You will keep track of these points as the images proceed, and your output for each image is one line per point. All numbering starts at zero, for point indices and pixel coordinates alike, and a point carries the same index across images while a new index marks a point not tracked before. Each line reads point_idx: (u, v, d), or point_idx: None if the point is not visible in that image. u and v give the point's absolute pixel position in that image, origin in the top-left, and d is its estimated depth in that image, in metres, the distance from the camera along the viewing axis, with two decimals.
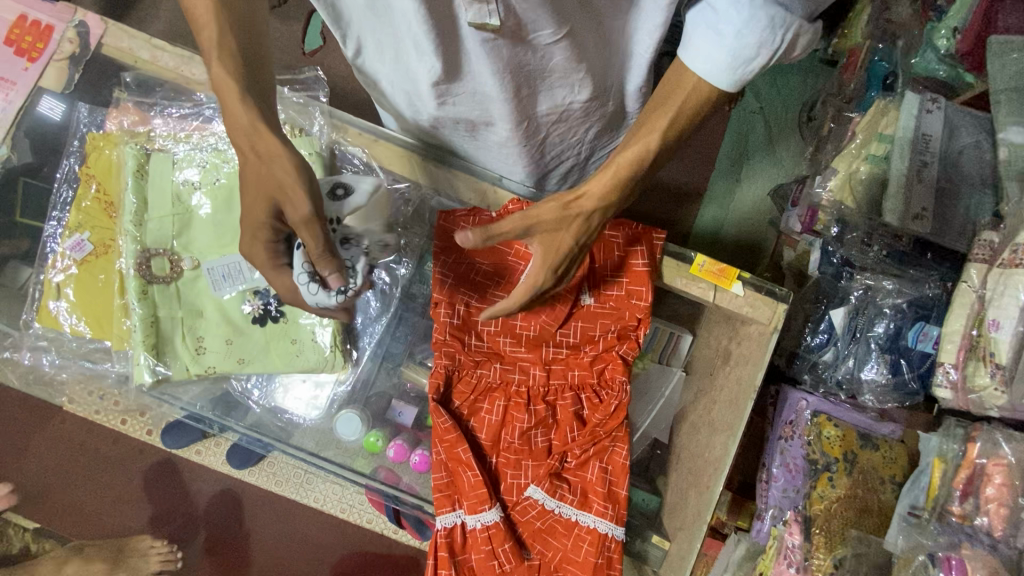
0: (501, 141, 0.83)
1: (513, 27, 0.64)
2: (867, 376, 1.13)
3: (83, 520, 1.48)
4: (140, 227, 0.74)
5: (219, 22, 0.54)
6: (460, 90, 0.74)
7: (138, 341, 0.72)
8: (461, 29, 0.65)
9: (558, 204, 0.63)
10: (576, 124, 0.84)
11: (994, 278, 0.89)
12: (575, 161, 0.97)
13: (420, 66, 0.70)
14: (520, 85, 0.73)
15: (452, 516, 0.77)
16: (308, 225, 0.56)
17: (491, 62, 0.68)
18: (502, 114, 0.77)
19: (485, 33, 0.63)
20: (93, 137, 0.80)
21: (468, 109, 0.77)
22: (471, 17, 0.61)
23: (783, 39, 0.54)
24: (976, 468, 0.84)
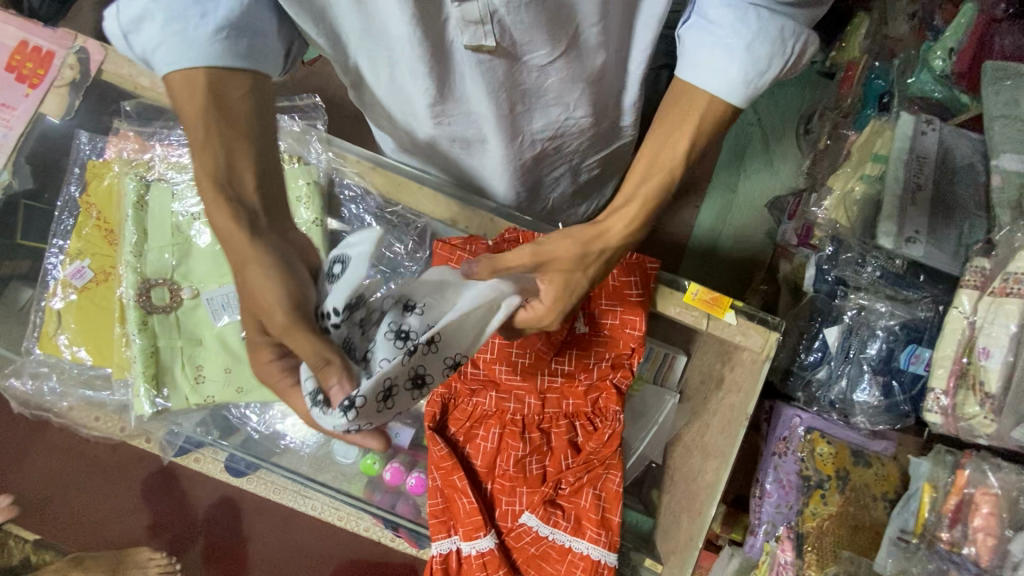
0: (500, 157, 0.87)
1: (507, 49, 0.68)
2: (859, 398, 1.14)
3: (84, 528, 1.49)
4: (140, 258, 0.75)
5: (202, 110, 0.51)
6: (457, 110, 0.78)
7: (138, 372, 0.73)
8: (457, 52, 0.69)
9: (576, 242, 0.60)
10: (571, 138, 0.88)
11: (985, 305, 0.90)
12: (569, 170, 1.01)
13: (418, 90, 0.74)
14: (514, 102, 0.77)
15: (447, 542, 0.79)
16: (295, 330, 0.47)
17: (487, 82, 0.72)
18: (497, 134, 0.81)
19: (481, 54, 0.67)
20: (93, 164, 0.81)
21: (465, 129, 0.82)
22: (467, 39, 0.65)
23: (792, 49, 0.55)
24: (964, 495, 0.86)
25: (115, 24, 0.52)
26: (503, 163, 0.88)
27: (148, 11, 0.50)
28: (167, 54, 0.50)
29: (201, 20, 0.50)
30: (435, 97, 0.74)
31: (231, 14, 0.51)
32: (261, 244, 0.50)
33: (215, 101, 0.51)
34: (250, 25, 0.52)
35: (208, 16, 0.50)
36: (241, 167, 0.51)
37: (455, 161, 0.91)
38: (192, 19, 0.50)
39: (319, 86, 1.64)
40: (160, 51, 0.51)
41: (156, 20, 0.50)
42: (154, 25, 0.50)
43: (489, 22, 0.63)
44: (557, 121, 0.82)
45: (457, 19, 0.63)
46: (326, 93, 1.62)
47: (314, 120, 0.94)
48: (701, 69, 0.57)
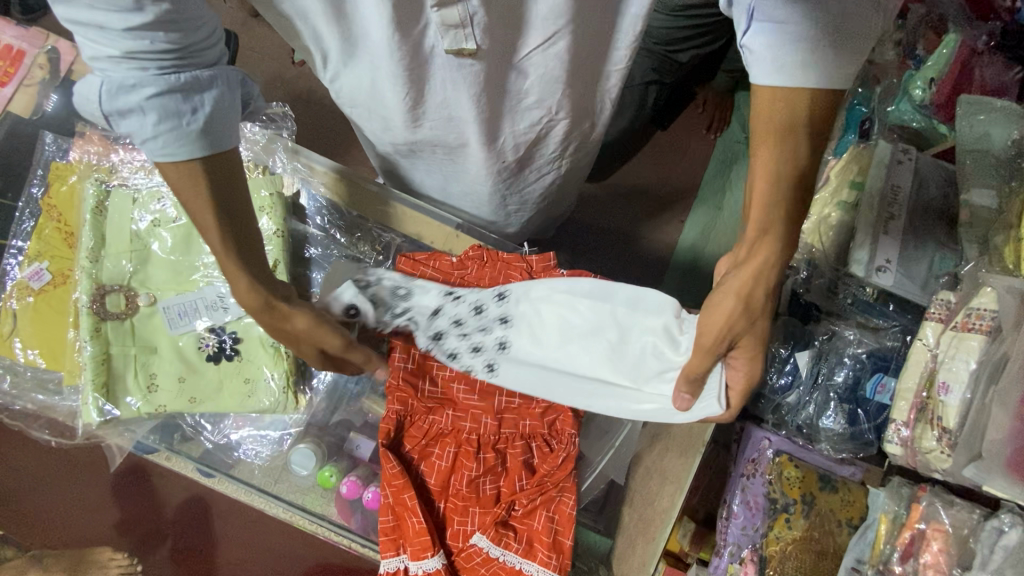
0: (479, 161, 0.86)
1: (487, 51, 0.67)
2: (824, 424, 1.12)
3: (50, 523, 1.47)
4: (96, 264, 0.75)
5: (213, 213, 0.61)
6: (436, 113, 0.77)
7: (88, 380, 0.72)
8: (436, 57, 0.68)
9: (740, 305, 0.62)
10: (551, 142, 0.87)
11: (947, 339, 0.90)
12: (556, 176, 0.99)
13: (395, 95, 0.73)
14: (496, 104, 0.76)
15: (395, 560, 0.78)
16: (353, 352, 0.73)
17: (468, 86, 0.71)
18: (477, 138, 0.80)
19: (462, 58, 0.67)
20: (56, 166, 0.80)
21: (445, 133, 0.81)
22: (448, 43, 0.65)
23: (838, 47, 0.56)
24: (917, 531, 0.89)
25: (94, 107, 0.55)
26: (485, 167, 0.88)
27: (140, 108, 0.54)
28: (161, 146, 0.57)
29: (193, 117, 0.56)
30: (412, 101, 0.74)
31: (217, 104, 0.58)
32: (296, 308, 0.68)
33: (217, 198, 0.61)
34: (227, 105, 0.59)
35: (199, 112, 0.57)
36: (253, 247, 0.65)
37: (436, 163, 0.90)
38: (184, 113, 0.56)
39: (308, 87, 1.63)
40: (153, 142, 0.56)
41: (148, 117, 0.55)
42: (144, 118, 0.55)
43: (469, 25, 0.63)
44: (540, 125, 0.82)
45: (436, 24, 0.63)
46: (314, 93, 1.62)
47: (281, 129, 0.94)
48: (788, 79, 0.57)
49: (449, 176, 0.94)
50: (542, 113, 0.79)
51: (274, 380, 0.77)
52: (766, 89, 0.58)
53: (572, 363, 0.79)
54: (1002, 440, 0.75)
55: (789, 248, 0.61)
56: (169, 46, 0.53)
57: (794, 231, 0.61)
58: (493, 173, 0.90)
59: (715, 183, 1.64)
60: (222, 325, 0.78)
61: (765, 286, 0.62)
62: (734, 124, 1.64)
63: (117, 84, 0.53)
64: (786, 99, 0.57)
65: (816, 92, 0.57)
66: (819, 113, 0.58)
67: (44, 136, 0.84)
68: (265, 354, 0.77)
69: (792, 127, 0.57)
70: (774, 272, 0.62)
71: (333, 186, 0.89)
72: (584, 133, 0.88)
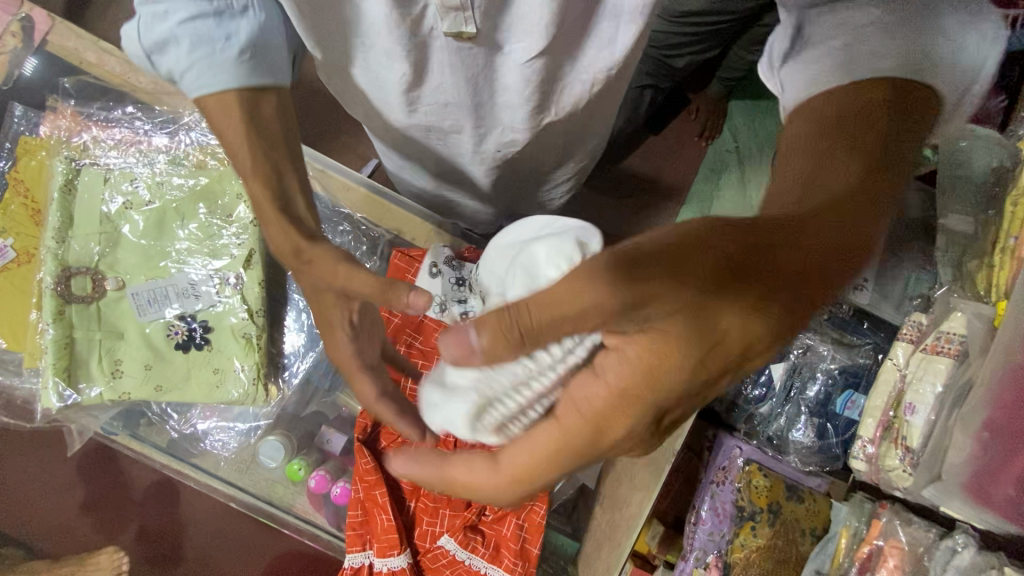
0: (472, 146, 0.85)
1: (486, 34, 0.65)
2: (794, 437, 1.13)
3: (15, 501, 1.44)
4: (62, 245, 0.72)
5: (244, 142, 0.50)
6: (432, 98, 0.75)
7: (49, 364, 0.70)
8: (436, 41, 0.66)
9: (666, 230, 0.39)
10: (548, 134, 0.86)
11: (917, 360, 0.92)
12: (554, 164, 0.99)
13: (392, 78, 0.71)
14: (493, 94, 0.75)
15: (361, 555, 0.78)
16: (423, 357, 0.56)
17: (463, 69, 0.69)
18: (473, 123, 0.79)
19: (460, 42, 0.65)
20: (24, 141, 0.77)
21: (442, 119, 0.79)
22: (447, 26, 0.62)
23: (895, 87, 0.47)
24: (876, 546, 0.91)
25: (134, 48, 0.50)
26: (476, 153, 0.86)
27: (173, 34, 0.48)
28: (197, 76, 0.49)
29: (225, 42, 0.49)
30: (409, 86, 0.72)
31: (254, 33, 0.50)
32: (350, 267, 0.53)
33: (257, 131, 0.50)
34: (271, 34, 0.52)
35: (232, 40, 0.49)
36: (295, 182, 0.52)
37: (428, 146, 0.87)
38: (218, 40, 0.48)
39: None
40: (189, 74, 0.49)
41: (181, 46, 0.48)
42: (179, 50, 0.49)
43: (469, 9, 0.60)
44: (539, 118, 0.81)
45: (436, 6, 0.60)
46: (304, 76, 1.59)
47: None
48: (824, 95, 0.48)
49: (444, 162, 0.93)
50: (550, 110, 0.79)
51: (244, 371, 0.76)
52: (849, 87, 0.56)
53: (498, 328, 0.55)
54: (961, 463, 0.77)
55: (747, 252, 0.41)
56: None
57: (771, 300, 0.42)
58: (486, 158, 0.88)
59: (703, 189, 1.66)
60: (193, 313, 0.76)
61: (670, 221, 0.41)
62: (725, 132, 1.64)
63: (153, 12, 0.48)
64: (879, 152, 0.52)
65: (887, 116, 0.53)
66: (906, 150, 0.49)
67: (14, 108, 0.80)
68: (236, 345, 0.75)
69: (837, 126, 0.45)
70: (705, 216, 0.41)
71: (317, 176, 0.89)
72: (583, 120, 0.86)
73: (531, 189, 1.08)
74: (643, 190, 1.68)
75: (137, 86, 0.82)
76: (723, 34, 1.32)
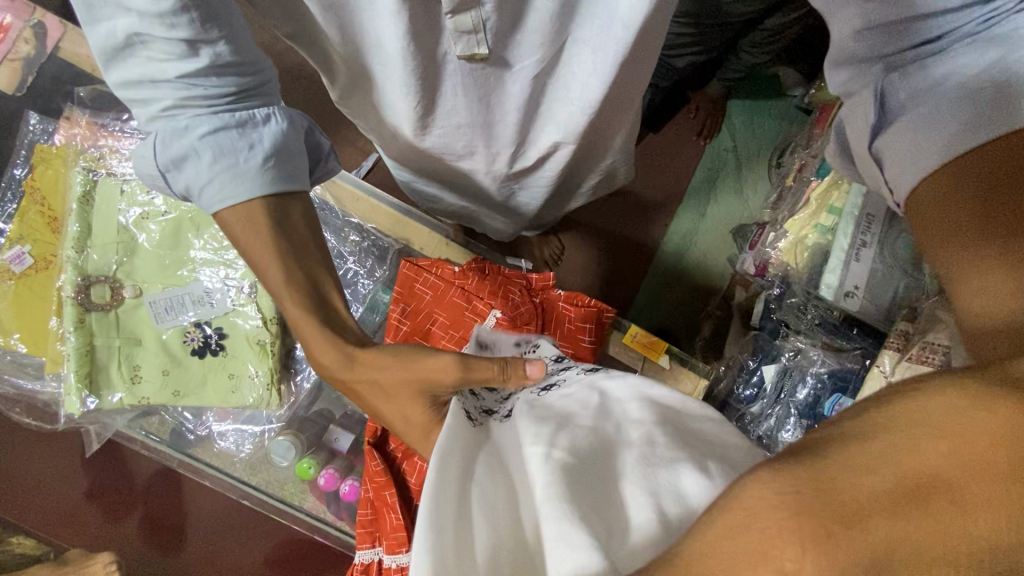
0: (485, 164, 0.88)
1: (496, 55, 0.67)
2: (783, 437, 1.16)
3: (23, 488, 1.47)
4: (82, 255, 0.78)
5: (278, 257, 0.55)
6: (445, 121, 0.78)
7: (71, 371, 0.74)
8: (448, 62, 0.67)
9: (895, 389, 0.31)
10: (556, 161, 0.88)
11: (902, 370, 0.95)
12: (561, 183, 1.00)
13: (406, 103, 0.73)
14: (499, 112, 0.77)
15: (370, 552, 0.80)
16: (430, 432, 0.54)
17: (473, 88, 0.71)
18: (483, 140, 0.82)
19: (472, 63, 0.67)
20: (40, 149, 0.84)
21: (455, 140, 0.82)
22: (460, 49, 0.64)
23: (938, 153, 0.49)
24: None
25: (152, 164, 0.55)
26: (489, 171, 0.90)
27: (194, 149, 0.52)
28: (221, 190, 0.54)
29: (251, 152, 0.54)
30: (421, 106, 0.74)
31: (275, 139, 0.55)
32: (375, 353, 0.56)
33: (282, 230, 0.55)
34: (291, 142, 0.57)
35: (256, 147, 0.54)
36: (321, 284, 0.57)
37: (441, 164, 0.91)
38: (241, 150, 0.53)
39: (297, 63, 1.59)
40: (211, 187, 0.54)
41: (203, 159, 0.53)
42: (200, 161, 0.53)
43: (481, 32, 0.62)
44: (547, 142, 0.83)
45: (449, 30, 0.61)
46: (306, 68, 1.59)
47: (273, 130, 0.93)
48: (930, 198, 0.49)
49: (455, 175, 0.96)
50: (558, 132, 0.80)
51: (258, 377, 0.78)
52: (921, 189, 0.51)
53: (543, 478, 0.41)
54: None
55: (925, 437, 0.28)
56: (224, 90, 0.52)
57: (957, 433, 0.28)
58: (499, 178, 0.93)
59: (701, 188, 1.69)
60: (207, 320, 0.79)
61: (794, 488, 0.27)
62: (723, 131, 1.70)
63: (173, 128, 0.52)
64: (998, 277, 0.44)
65: (966, 208, 0.47)
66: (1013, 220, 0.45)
67: (31, 117, 0.89)
68: (251, 352, 0.78)
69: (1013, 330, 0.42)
70: (838, 454, 0.28)
71: (330, 188, 0.93)
72: (590, 140, 0.88)
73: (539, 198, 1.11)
74: (643, 187, 1.70)
75: None
76: (723, 36, 1.33)
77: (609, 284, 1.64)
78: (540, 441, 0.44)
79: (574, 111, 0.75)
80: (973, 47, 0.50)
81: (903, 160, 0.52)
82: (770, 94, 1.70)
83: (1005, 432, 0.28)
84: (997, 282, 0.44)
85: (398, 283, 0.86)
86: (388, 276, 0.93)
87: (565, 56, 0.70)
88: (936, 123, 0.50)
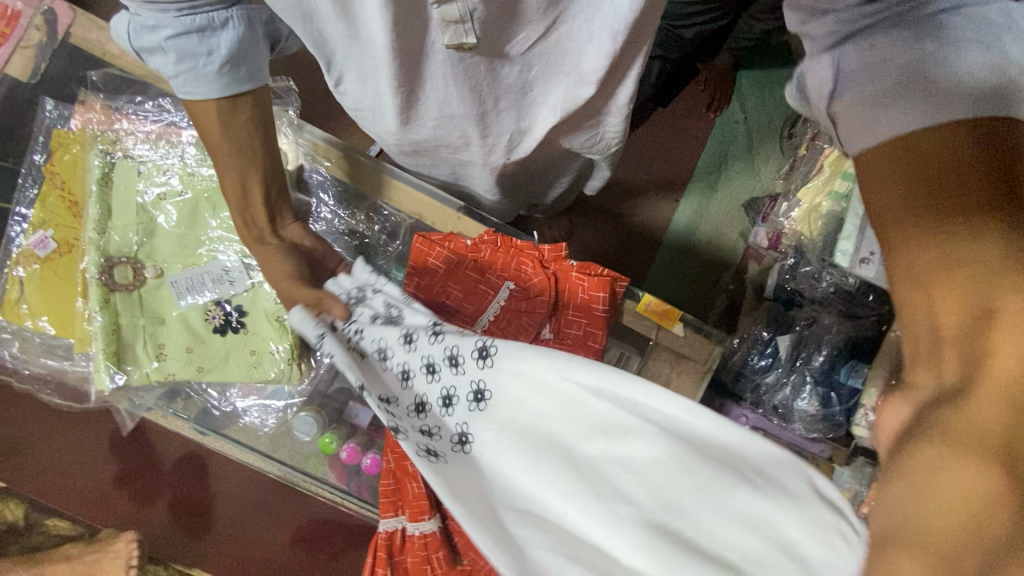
0: (481, 157, 0.86)
1: (487, 42, 0.67)
2: (799, 405, 1.18)
3: (53, 474, 1.51)
4: (103, 236, 0.79)
5: (224, 152, 0.71)
6: (437, 110, 0.78)
7: (99, 349, 0.77)
8: (438, 50, 0.68)
9: (961, 446, 0.37)
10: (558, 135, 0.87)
11: (915, 332, 0.90)
12: (563, 160, 1.00)
13: (391, 94, 0.73)
14: (486, 100, 0.76)
15: (394, 520, 0.81)
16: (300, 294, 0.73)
17: (465, 77, 0.71)
18: (479, 133, 0.81)
19: (462, 52, 0.67)
20: (59, 135, 0.86)
21: (449, 132, 0.81)
22: (448, 38, 0.64)
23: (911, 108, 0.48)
24: (874, 508, 0.92)
25: (127, 42, 0.62)
26: (486, 164, 0.88)
27: (161, 47, 0.60)
28: (182, 85, 0.64)
29: (208, 58, 0.61)
30: (413, 93, 0.74)
31: (231, 46, 0.62)
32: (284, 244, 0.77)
33: (233, 142, 0.70)
34: (246, 44, 0.63)
35: (214, 54, 0.61)
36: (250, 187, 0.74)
37: (440, 159, 0.90)
38: (201, 55, 0.61)
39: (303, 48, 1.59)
40: (177, 79, 0.64)
41: (169, 57, 0.61)
42: (167, 58, 0.61)
43: (469, 21, 0.62)
44: (545, 126, 0.81)
45: (437, 20, 0.62)
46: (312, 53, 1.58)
47: (287, 104, 1.00)
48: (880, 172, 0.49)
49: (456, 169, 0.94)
50: (553, 116, 0.79)
51: (279, 351, 0.80)
52: (880, 149, 0.49)
53: (628, 543, 0.50)
54: None
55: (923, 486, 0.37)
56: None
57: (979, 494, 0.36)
58: (496, 170, 0.90)
59: (712, 162, 1.67)
60: (227, 298, 0.81)
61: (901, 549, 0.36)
62: (734, 103, 1.68)
63: (143, 23, 0.59)
64: (921, 242, 0.45)
65: (898, 190, 0.47)
66: (947, 198, 0.44)
67: (46, 104, 0.90)
68: (271, 328, 0.79)
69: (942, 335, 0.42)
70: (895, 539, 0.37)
71: (339, 163, 0.93)
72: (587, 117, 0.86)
73: (549, 182, 1.10)
74: (654, 163, 1.68)
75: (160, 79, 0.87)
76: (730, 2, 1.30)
77: (620, 262, 1.64)
78: (597, 498, 0.52)
79: (568, 91, 0.75)
80: (971, 6, 0.50)
81: (858, 124, 0.51)
82: (780, 64, 1.67)
83: (974, 478, 0.36)
84: (926, 250, 0.44)
85: (410, 258, 0.86)
86: (402, 252, 0.93)
87: (557, 38, 0.70)
88: (910, 98, 0.48)
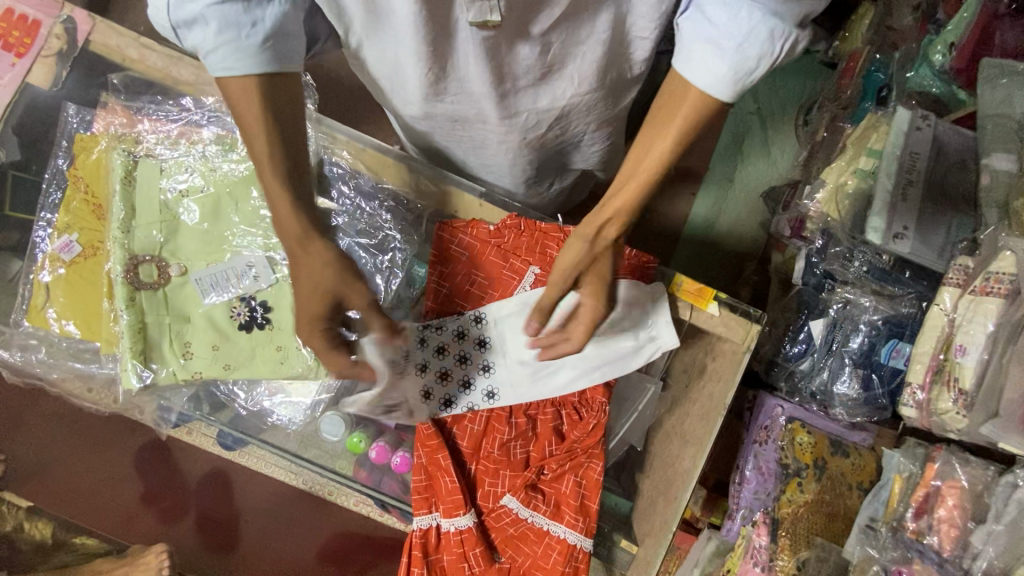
0: (497, 135, 0.86)
1: (510, 19, 0.65)
2: (839, 389, 1.12)
3: (81, 493, 1.50)
4: (127, 235, 0.79)
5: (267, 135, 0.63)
6: (456, 88, 0.77)
7: (126, 348, 0.77)
8: (461, 28, 0.67)
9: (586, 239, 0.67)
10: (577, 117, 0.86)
11: (966, 304, 0.89)
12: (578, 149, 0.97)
13: (417, 70, 0.73)
14: (506, 79, 0.75)
15: (428, 517, 0.79)
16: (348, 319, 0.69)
17: (487, 58, 0.70)
18: (497, 112, 0.80)
19: (485, 30, 0.65)
20: (81, 138, 0.86)
21: (466, 108, 0.81)
22: (472, 15, 0.63)
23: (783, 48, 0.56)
24: (932, 488, 0.88)
25: (164, 18, 0.59)
26: (502, 142, 0.87)
27: (203, 16, 0.57)
28: (224, 60, 0.59)
29: (252, 28, 0.58)
30: (433, 73, 0.73)
31: (276, 19, 0.59)
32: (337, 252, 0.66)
33: (274, 121, 0.63)
34: (289, 24, 0.61)
35: (258, 25, 0.58)
36: (302, 174, 0.67)
37: (458, 135, 0.89)
38: (244, 26, 0.58)
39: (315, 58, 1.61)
40: (214, 54, 0.59)
41: (210, 27, 0.58)
42: (206, 28, 0.58)
43: None
44: (563, 99, 0.80)
45: None
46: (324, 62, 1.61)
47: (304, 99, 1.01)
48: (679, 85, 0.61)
49: (473, 151, 0.93)
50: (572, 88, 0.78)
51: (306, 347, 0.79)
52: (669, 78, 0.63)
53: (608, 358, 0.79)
54: (1018, 398, 0.75)
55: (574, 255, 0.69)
56: None
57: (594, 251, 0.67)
58: (514, 148, 0.89)
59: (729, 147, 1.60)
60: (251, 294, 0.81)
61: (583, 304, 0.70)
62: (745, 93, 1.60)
63: None
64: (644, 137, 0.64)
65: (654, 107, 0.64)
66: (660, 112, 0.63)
67: (67, 109, 0.91)
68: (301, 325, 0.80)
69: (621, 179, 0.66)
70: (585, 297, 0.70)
71: (358, 155, 0.93)
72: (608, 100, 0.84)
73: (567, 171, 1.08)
74: None
75: (179, 79, 0.88)
76: None
77: None
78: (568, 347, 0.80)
79: (589, 63, 0.74)
80: None
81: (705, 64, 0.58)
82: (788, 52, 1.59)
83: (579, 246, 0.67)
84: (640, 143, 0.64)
85: (432, 246, 0.85)
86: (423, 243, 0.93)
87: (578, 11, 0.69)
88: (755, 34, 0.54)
